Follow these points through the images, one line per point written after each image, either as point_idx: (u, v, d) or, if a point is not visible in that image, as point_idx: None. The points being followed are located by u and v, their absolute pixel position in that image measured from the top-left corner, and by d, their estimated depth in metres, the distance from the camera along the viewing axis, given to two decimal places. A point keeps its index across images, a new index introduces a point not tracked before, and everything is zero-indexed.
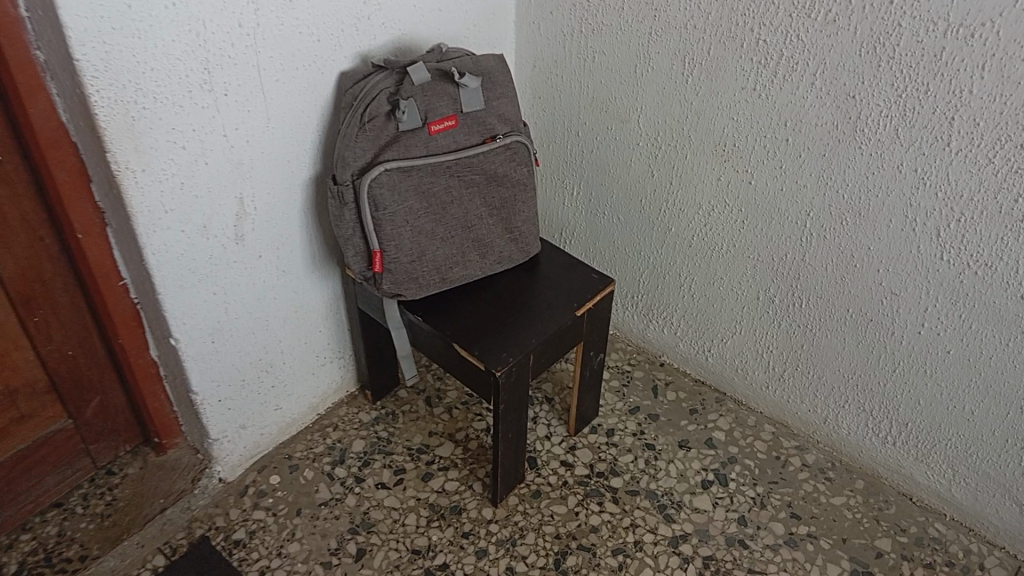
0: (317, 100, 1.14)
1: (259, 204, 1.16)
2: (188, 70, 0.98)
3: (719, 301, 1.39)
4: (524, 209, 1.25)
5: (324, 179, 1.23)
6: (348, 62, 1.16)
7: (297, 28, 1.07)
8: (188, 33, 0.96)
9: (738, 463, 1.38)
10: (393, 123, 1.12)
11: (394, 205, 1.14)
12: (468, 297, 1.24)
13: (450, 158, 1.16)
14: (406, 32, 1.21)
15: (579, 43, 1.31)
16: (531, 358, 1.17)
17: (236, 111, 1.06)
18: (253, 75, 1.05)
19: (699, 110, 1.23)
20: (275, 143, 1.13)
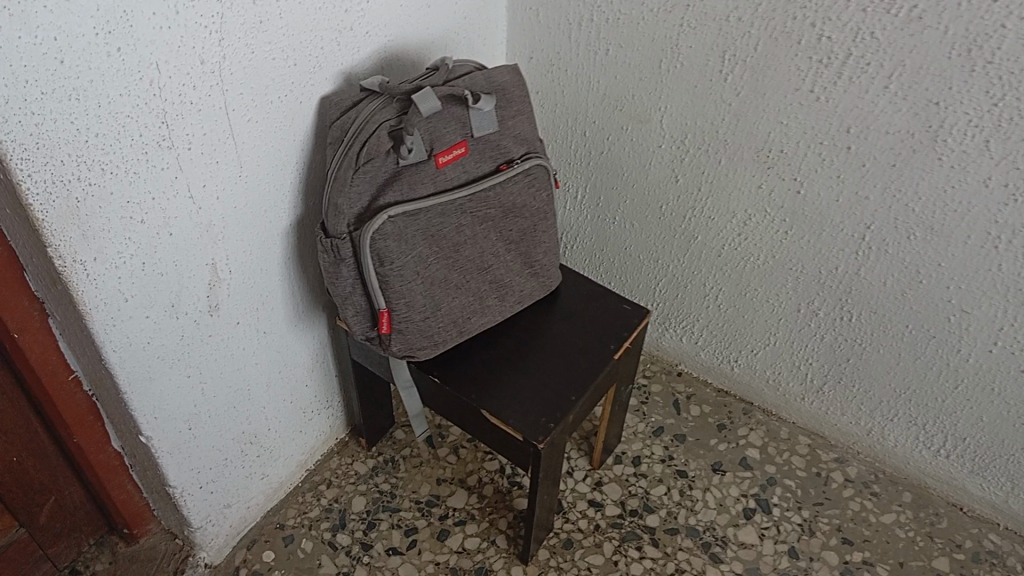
0: (296, 134, 0.93)
1: (234, 265, 0.93)
2: (142, 127, 0.75)
3: (751, 312, 1.26)
4: (544, 240, 1.07)
5: (307, 223, 1.02)
6: (330, 84, 0.94)
7: (269, 53, 0.84)
8: (139, 82, 0.73)
9: (779, 485, 1.27)
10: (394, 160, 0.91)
11: (401, 256, 0.94)
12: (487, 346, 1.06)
13: (463, 194, 0.97)
14: (394, 37, 0.99)
15: (590, 33, 1.12)
16: (572, 418, 1.00)
17: (203, 166, 0.83)
18: (221, 118, 0.82)
19: (738, 112, 1.06)
20: (250, 193, 0.91)
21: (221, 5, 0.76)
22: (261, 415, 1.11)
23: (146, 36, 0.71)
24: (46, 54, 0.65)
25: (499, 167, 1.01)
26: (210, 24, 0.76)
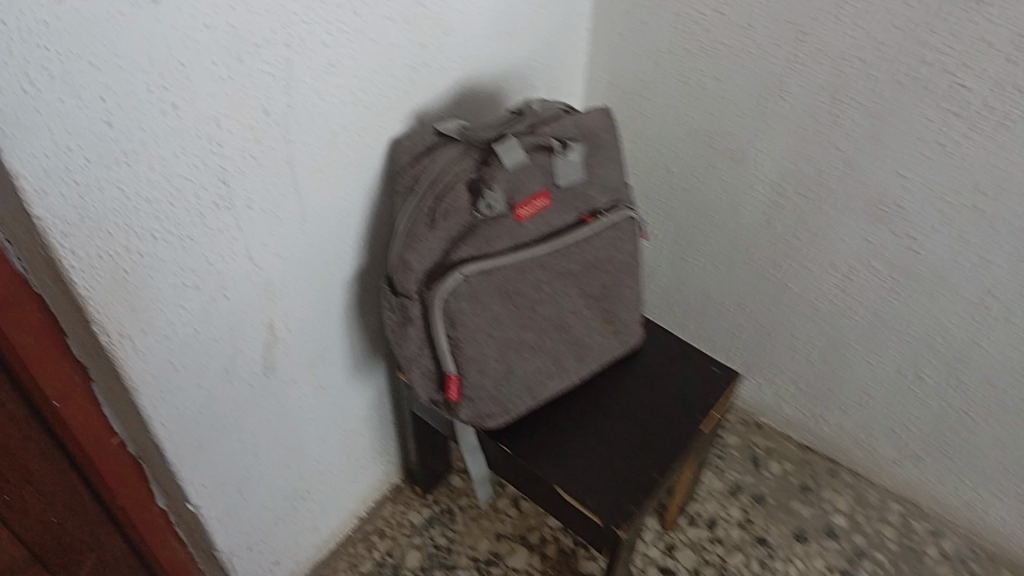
0: (363, 181, 0.84)
1: (292, 322, 0.85)
2: (199, 190, 0.67)
3: (846, 370, 1.16)
4: (628, 295, 0.97)
5: (371, 272, 0.93)
6: (401, 125, 0.84)
7: (339, 99, 0.75)
8: (198, 140, 0.65)
9: (868, 558, 1.16)
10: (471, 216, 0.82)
11: (474, 317, 0.86)
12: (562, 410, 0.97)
13: (544, 250, 0.88)
14: (472, 69, 0.89)
15: (685, 63, 1.00)
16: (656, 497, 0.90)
17: (264, 224, 0.75)
18: (285, 171, 0.74)
19: (851, 159, 0.95)
20: (313, 247, 0.82)
21: (289, 50, 0.67)
22: (315, 471, 1.03)
23: (206, 91, 0.63)
24: (93, 117, 0.57)
25: (582, 217, 0.91)
26: (277, 72, 0.67)
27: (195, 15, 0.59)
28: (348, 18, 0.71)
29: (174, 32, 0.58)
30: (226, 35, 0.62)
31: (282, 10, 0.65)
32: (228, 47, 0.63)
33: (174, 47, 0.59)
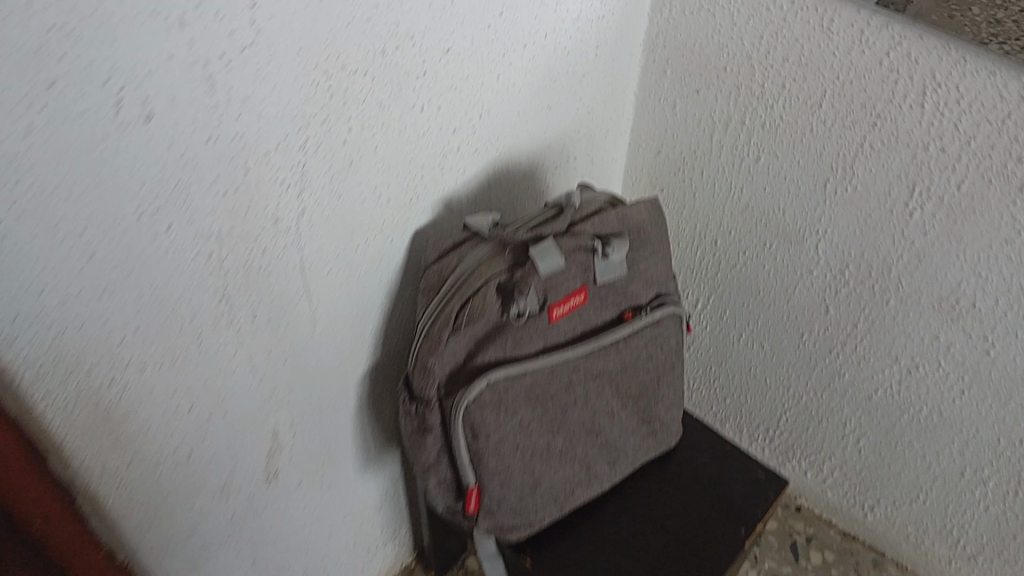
0: (383, 275, 0.75)
1: (298, 426, 0.77)
2: (195, 309, 0.59)
3: (899, 464, 1.07)
4: (668, 394, 0.88)
5: (387, 363, 0.85)
6: (427, 214, 0.76)
7: (357, 196, 0.67)
8: (195, 259, 0.57)
9: None
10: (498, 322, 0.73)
11: (499, 427, 0.77)
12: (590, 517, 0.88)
13: (578, 352, 0.79)
14: (505, 148, 0.80)
15: (738, 136, 0.91)
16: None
17: (268, 332, 0.67)
18: (294, 278, 0.66)
19: (921, 253, 0.85)
20: (323, 349, 0.74)
21: (303, 153, 0.59)
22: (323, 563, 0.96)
23: (205, 207, 0.55)
24: (70, 251, 0.49)
25: (622, 314, 0.82)
26: (289, 177, 0.59)
27: (193, 130, 0.51)
28: (369, 112, 0.62)
29: (168, 151, 0.50)
30: (229, 146, 0.54)
31: (293, 111, 0.56)
32: (230, 159, 0.54)
33: (167, 167, 0.51)
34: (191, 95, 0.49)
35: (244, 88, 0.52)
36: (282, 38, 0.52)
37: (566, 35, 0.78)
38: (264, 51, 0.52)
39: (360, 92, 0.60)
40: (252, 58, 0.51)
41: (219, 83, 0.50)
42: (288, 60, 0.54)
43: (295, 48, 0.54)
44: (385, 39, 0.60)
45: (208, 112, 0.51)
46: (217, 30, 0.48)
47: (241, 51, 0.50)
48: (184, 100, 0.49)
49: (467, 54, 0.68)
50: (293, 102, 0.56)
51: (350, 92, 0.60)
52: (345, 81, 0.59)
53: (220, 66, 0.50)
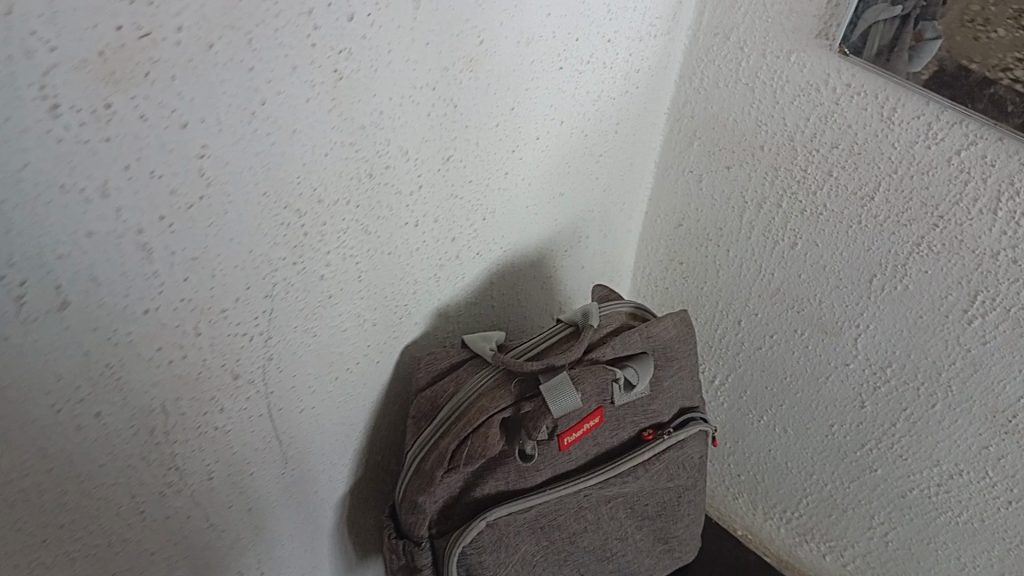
0: (368, 397, 0.65)
1: (268, 562, 0.67)
2: (136, 487, 0.49)
3: (931, 567, 0.97)
4: (689, 511, 0.79)
5: (372, 477, 0.75)
6: (421, 326, 0.65)
7: (339, 327, 0.56)
8: (137, 435, 0.46)
9: None
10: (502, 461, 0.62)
11: (499, 567, 0.68)
12: None
13: (593, 482, 0.69)
14: (512, 243, 0.70)
15: (773, 220, 0.80)
16: None
17: (231, 483, 0.57)
18: (261, 423, 0.55)
19: (978, 363, 0.75)
20: (296, 483, 0.64)
21: (271, 300, 0.49)
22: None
23: (146, 382, 0.44)
24: None
25: (643, 433, 0.72)
26: (253, 327, 0.49)
27: (126, 305, 0.40)
28: (354, 240, 0.52)
29: (94, 335, 0.40)
30: (175, 312, 0.43)
31: (258, 259, 0.46)
32: (177, 325, 0.44)
33: (93, 350, 0.40)
34: (121, 269, 0.39)
35: (193, 246, 0.41)
36: (242, 183, 0.41)
37: (586, 117, 0.67)
38: (218, 202, 0.41)
39: (342, 222, 0.50)
40: (203, 212, 0.40)
41: (158, 249, 0.40)
42: (249, 206, 0.43)
43: (258, 191, 0.43)
44: (374, 161, 0.49)
45: (146, 282, 0.40)
46: (154, 191, 0.37)
47: (188, 207, 0.40)
48: (113, 276, 0.38)
49: (471, 157, 0.57)
50: (258, 249, 0.45)
51: (330, 225, 0.49)
52: (323, 215, 0.48)
53: (159, 230, 0.39)
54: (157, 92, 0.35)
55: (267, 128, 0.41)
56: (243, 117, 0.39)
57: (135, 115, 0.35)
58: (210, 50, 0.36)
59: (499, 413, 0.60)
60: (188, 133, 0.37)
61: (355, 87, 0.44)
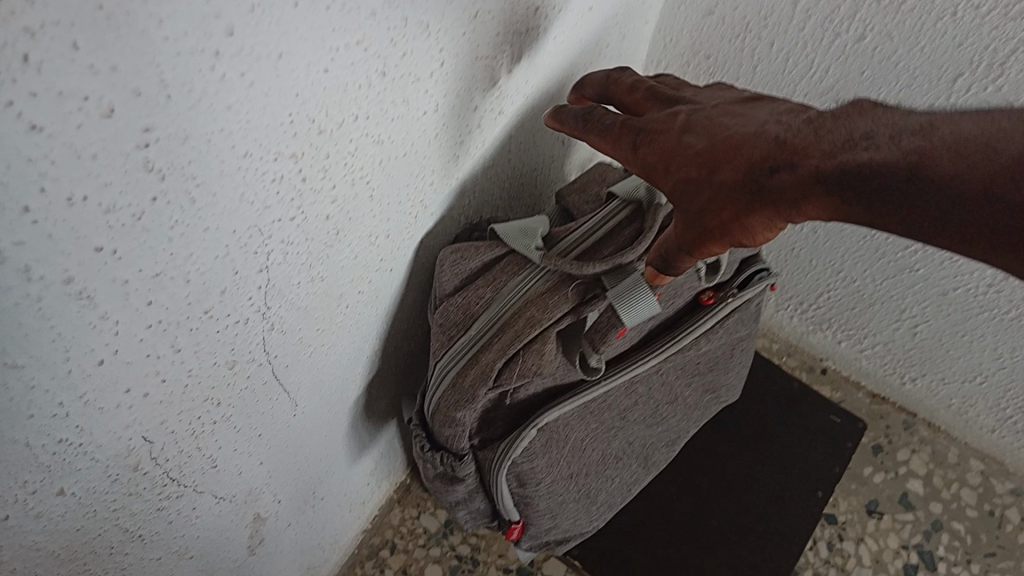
0: (382, 307, 0.52)
1: (284, 490, 0.58)
2: (128, 520, 0.37)
3: None
4: (740, 359, 0.71)
5: (387, 373, 0.63)
6: (437, 213, 0.51)
7: (349, 259, 0.42)
8: (118, 479, 0.34)
9: (948, 533, 0.86)
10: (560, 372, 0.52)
11: (553, 468, 0.58)
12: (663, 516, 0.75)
13: (654, 361, 0.58)
14: (535, 86, 0.54)
15: (837, 8, 0.63)
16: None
17: (238, 455, 0.45)
18: (268, 387, 0.43)
19: None
20: (309, 415, 0.53)
21: (268, 269, 0.34)
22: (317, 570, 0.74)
23: (117, 429, 0.31)
24: None
25: (702, 297, 0.61)
26: (249, 308, 0.35)
27: (69, 370, 0.26)
28: (365, 158, 0.36)
29: (32, 422, 0.26)
30: (144, 343, 0.29)
31: (246, 235, 0.31)
32: (149, 353, 0.30)
33: (35, 437, 0.27)
34: (53, 334, 0.24)
35: (155, 262, 0.26)
36: (213, 154, 0.26)
37: None
38: (183, 192, 0.25)
39: (349, 144, 0.34)
40: (162, 216, 0.25)
41: (104, 288, 0.25)
42: (228, 178, 0.27)
43: (239, 156, 0.27)
44: (388, 52, 0.32)
45: (93, 332, 0.26)
46: (83, 221, 0.22)
47: (138, 221, 0.24)
48: (41, 348, 0.24)
49: (500, 5, 0.40)
50: (245, 224, 0.30)
51: (334, 155, 0.33)
52: (325, 149, 0.32)
53: (101, 265, 0.24)
54: (55, 79, 0.19)
55: (241, 66, 0.24)
56: (202, 64, 0.23)
57: (23, 128, 0.19)
58: None
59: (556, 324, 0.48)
60: (119, 122, 0.21)
61: None
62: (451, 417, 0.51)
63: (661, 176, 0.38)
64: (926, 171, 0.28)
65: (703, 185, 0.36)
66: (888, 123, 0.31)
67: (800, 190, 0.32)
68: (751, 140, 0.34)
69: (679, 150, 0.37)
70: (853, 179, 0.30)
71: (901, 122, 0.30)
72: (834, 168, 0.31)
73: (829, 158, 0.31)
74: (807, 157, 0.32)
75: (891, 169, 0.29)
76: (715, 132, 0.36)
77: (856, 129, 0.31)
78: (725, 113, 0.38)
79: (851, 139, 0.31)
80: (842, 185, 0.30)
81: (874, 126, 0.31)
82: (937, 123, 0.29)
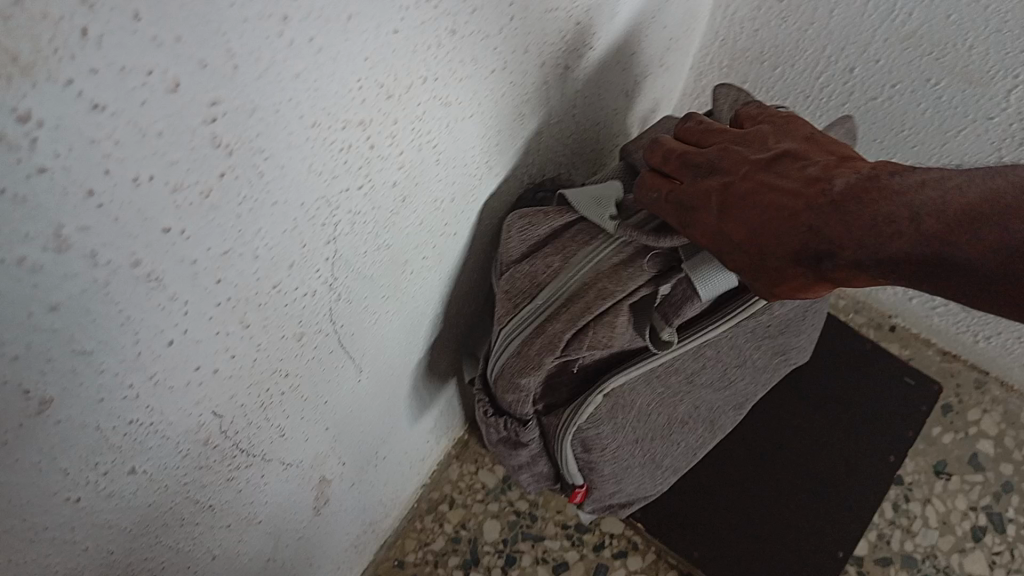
0: (446, 270, 0.51)
1: (349, 453, 0.57)
2: (199, 491, 0.37)
3: None
4: (812, 322, 0.68)
5: (448, 335, 0.62)
6: (501, 174, 0.49)
7: (414, 225, 0.40)
8: (189, 453, 0.33)
9: (1017, 495, 0.83)
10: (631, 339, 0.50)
11: (618, 434, 0.57)
12: (722, 474, 0.74)
13: (726, 326, 0.56)
14: (602, 37, 0.51)
15: None
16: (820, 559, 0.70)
17: (305, 423, 0.45)
18: (334, 355, 0.42)
19: None
20: (373, 380, 0.52)
21: (336, 240, 0.33)
22: (378, 526, 0.73)
23: (187, 407, 0.30)
24: None
25: None
26: (317, 279, 0.34)
27: (138, 353, 0.25)
28: (433, 121, 0.35)
29: (103, 406, 0.25)
30: (213, 321, 0.28)
31: (315, 207, 0.29)
32: (218, 331, 0.29)
33: (106, 420, 0.26)
34: (121, 319, 0.23)
35: (224, 240, 0.25)
36: (282, 125, 0.24)
37: None
38: (250, 167, 0.24)
39: (415, 107, 0.32)
40: (230, 192, 0.24)
41: (172, 269, 0.24)
42: (297, 149, 0.26)
43: (306, 126, 0.25)
44: (457, 6, 0.30)
45: (162, 313, 0.25)
46: (149, 203, 0.21)
47: (206, 199, 0.23)
48: (111, 332, 0.23)
49: None
50: (313, 195, 0.29)
51: (401, 118, 0.32)
52: (393, 114, 0.31)
53: (169, 246, 0.23)
54: (116, 54, 0.17)
55: (307, 31, 0.23)
56: (268, 30, 0.21)
57: (84, 108, 0.17)
58: None
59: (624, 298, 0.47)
60: (184, 97, 0.20)
61: None
62: (515, 384, 0.49)
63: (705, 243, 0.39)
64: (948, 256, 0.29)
65: (754, 266, 0.36)
66: (907, 200, 0.31)
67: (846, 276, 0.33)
68: (780, 219, 0.35)
69: (716, 235, 0.38)
70: (890, 268, 0.31)
71: (917, 196, 0.31)
72: (870, 257, 0.31)
73: (861, 247, 0.31)
74: (837, 245, 0.32)
75: (922, 262, 0.30)
76: (743, 206, 0.36)
77: (877, 211, 0.31)
78: (745, 174, 0.37)
79: (874, 222, 0.31)
80: (881, 273, 0.31)
81: (893, 205, 0.31)
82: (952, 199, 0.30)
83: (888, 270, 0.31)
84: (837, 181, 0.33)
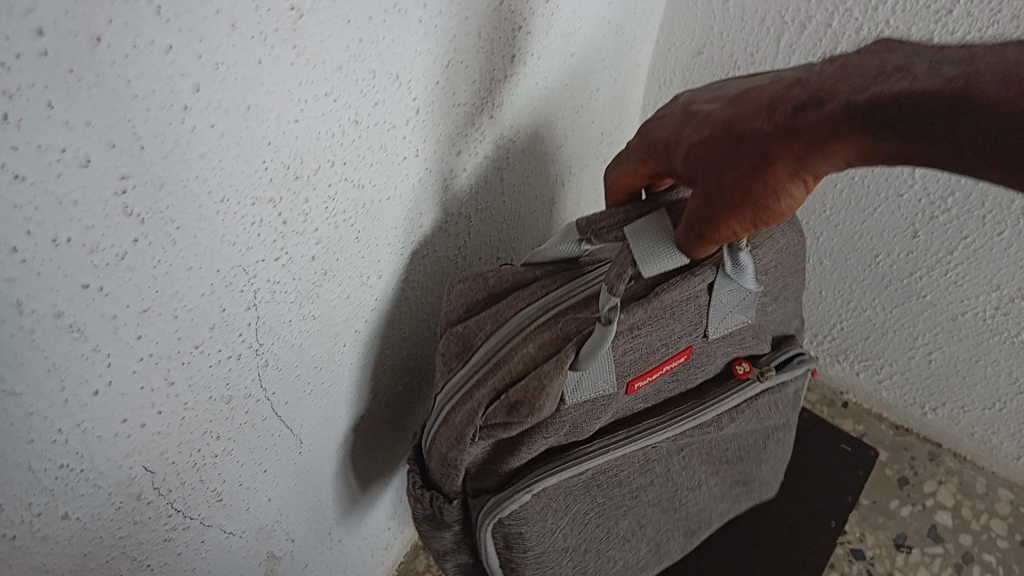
0: (385, 347, 0.55)
1: (298, 529, 0.60)
2: (136, 547, 0.39)
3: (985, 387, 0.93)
4: (774, 449, 0.71)
5: (400, 418, 0.65)
6: (433, 256, 0.54)
7: (340, 298, 0.45)
8: (123, 506, 0.36)
9: (978, 565, 0.82)
10: (560, 417, 0.51)
11: (543, 538, 0.55)
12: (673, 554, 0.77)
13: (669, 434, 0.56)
14: (524, 132, 0.56)
15: (818, 43, 0.64)
16: None
17: (246, 490, 0.48)
18: (269, 424, 0.45)
19: None
20: (318, 455, 0.55)
21: (257, 307, 0.37)
22: None
23: (118, 458, 0.34)
24: None
25: (734, 363, 0.59)
26: (242, 344, 0.37)
27: (66, 400, 0.29)
28: (347, 202, 0.39)
29: (32, 447, 0.29)
30: (137, 375, 0.32)
31: (231, 274, 0.33)
32: (143, 386, 0.32)
33: (37, 461, 0.29)
34: (47, 364, 0.27)
35: (141, 299, 0.29)
36: (190, 198, 0.28)
37: None
38: (163, 234, 0.28)
39: (327, 190, 0.37)
40: (144, 256, 0.28)
41: (94, 323, 0.28)
42: (208, 221, 0.30)
43: (216, 200, 0.30)
44: (360, 103, 0.35)
45: (86, 363, 0.29)
46: (68, 261, 0.25)
47: (121, 261, 0.27)
48: (37, 376, 0.27)
49: (472, 56, 0.43)
50: (229, 264, 0.33)
51: (314, 198, 0.36)
52: (303, 194, 0.35)
53: (89, 301, 0.27)
54: (34, 135, 0.22)
55: (212, 119, 0.27)
56: (172, 117, 0.26)
57: (7, 177, 0.22)
58: (100, 45, 0.22)
59: (543, 364, 0.48)
60: (96, 172, 0.24)
61: (319, 22, 0.30)
62: (448, 455, 0.51)
63: (694, 150, 0.43)
64: (965, 93, 0.30)
65: (731, 151, 0.40)
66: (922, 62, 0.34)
67: (829, 133, 0.35)
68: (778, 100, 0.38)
69: (711, 128, 0.42)
70: (889, 114, 0.33)
71: (938, 59, 0.33)
72: (868, 104, 0.33)
73: (859, 95, 0.34)
74: (834, 103, 0.35)
75: (924, 98, 0.31)
76: (744, 104, 0.41)
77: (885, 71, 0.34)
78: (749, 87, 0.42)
79: (884, 78, 0.34)
80: (873, 121, 0.33)
81: (904, 69, 0.34)
82: (976, 55, 0.32)
83: (883, 122, 0.33)
84: (845, 66, 0.37)
